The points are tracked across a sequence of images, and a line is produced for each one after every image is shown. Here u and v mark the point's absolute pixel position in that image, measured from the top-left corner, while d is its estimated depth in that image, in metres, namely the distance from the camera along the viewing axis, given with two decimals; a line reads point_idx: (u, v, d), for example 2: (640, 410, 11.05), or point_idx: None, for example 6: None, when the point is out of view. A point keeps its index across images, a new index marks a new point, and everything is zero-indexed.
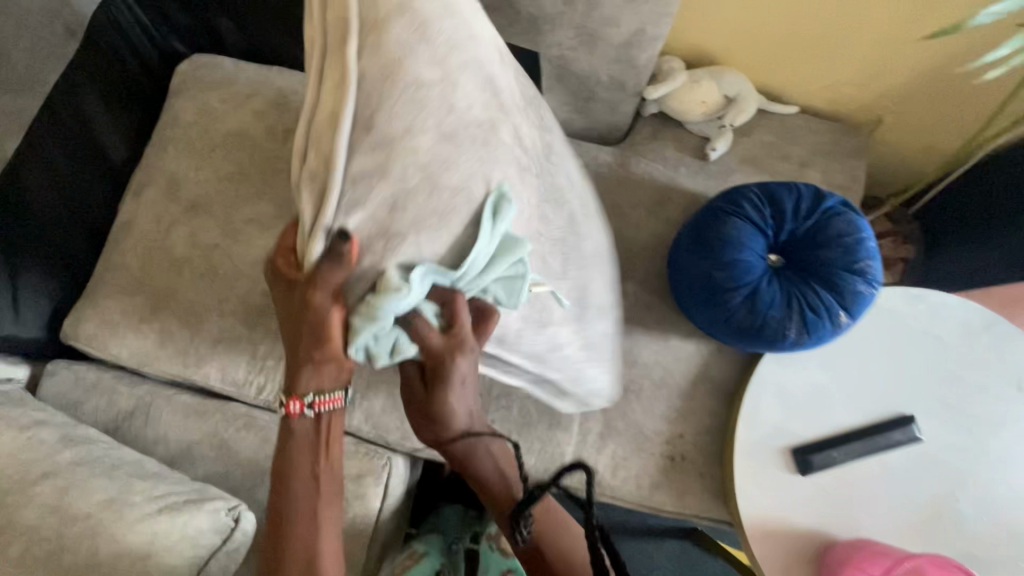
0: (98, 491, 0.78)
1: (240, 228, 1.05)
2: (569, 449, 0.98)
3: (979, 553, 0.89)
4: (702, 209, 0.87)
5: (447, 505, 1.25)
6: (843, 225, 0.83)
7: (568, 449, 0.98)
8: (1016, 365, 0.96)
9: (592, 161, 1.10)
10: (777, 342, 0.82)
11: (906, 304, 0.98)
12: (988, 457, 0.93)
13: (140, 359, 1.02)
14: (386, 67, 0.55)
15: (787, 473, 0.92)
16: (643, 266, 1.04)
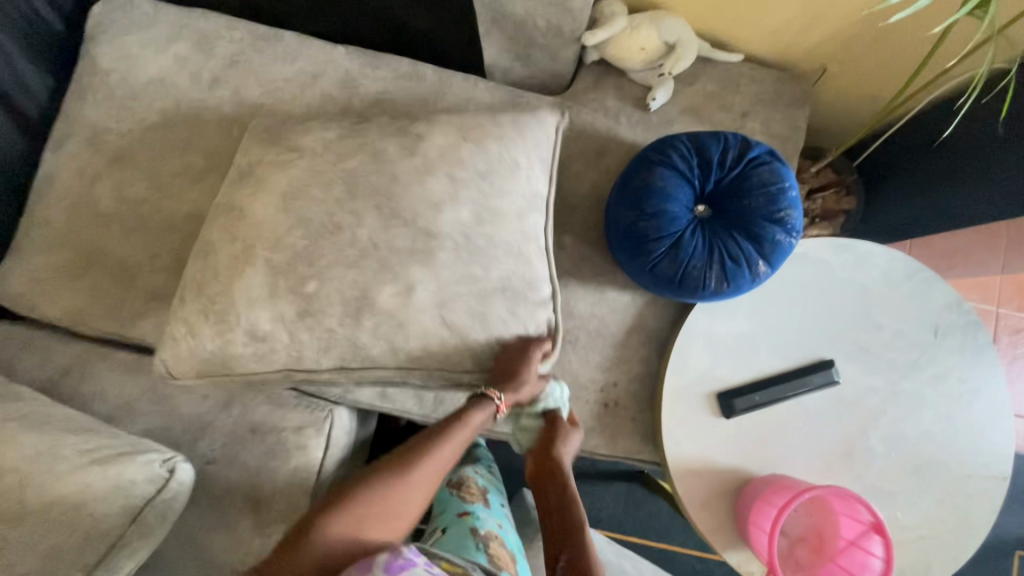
0: (26, 445, 0.78)
1: (169, 182, 1.02)
2: None
3: (883, 485, 0.96)
4: (633, 160, 0.88)
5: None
6: (767, 175, 0.84)
7: None
8: (933, 311, 1.00)
9: (532, 111, 1.08)
10: (699, 291, 0.85)
11: (834, 253, 1.00)
12: (900, 397, 0.98)
13: (71, 317, 1.01)
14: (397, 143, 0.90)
15: (711, 416, 0.96)
16: (581, 218, 1.05)
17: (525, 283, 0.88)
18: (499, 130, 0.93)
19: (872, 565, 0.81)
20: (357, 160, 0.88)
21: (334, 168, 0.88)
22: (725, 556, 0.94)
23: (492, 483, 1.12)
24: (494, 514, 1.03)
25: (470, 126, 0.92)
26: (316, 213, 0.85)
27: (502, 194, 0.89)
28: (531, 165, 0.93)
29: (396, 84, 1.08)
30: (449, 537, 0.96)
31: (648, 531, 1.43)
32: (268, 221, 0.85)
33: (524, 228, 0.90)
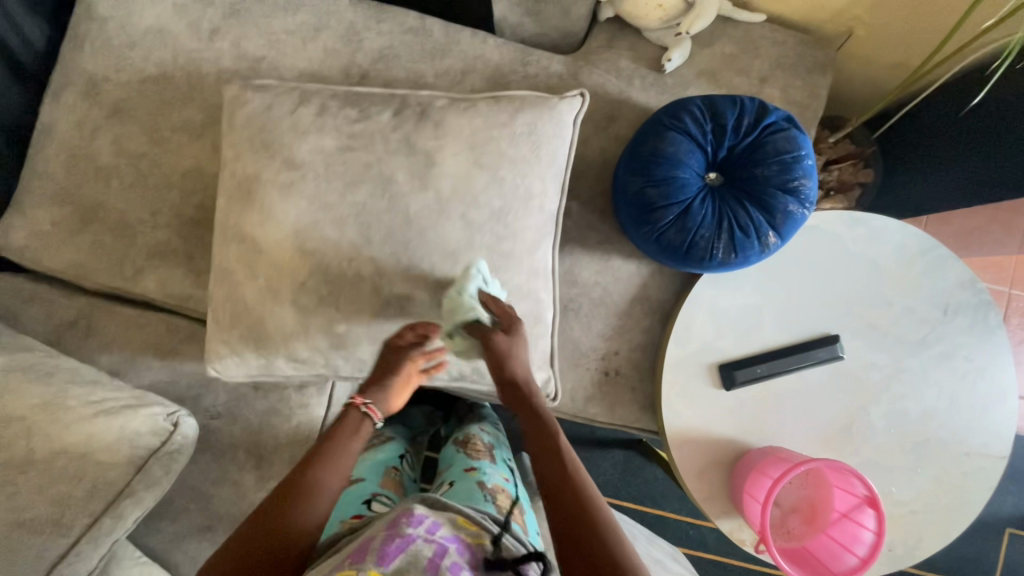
0: (32, 395, 0.79)
1: (168, 136, 1.01)
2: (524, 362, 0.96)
3: (879, 461, 0.96)
4: (644, 123, 0.85)
5: (412, 407, 1.28)
6: (783, 142, 0.81)
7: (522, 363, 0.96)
8: (944, 289, 0.98)
9: (542, 71, 1.04)
10: (705, 261, 0.83)
11: (847, 227, 0.98)
12: (903, 374, 0.97)
13: (74, 271, 1.01)
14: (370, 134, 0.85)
15: (711, 387, 0.96)
16: (588, 184, 1.02)
17: (540, 323, 0.91)
18: (515, 147, 0.87)
19: (862, 537, 0.81)
20: (361, 118, 0.86)
21: (336, 126, 0.86)
22: (717, 523, 0.95)
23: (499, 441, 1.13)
24: (500, 469, 1.03)
25: (484, 147, 0.86)
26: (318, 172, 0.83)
27: (516, 235, 0.87)
28: (548, 191, 0.89)
29: (401, 40, 1.04)
30: (457, 489, 0.95)
31: (643, 498, 1.46)
32: (269, 179, 0.84)
33: (535, 264, 0.89)
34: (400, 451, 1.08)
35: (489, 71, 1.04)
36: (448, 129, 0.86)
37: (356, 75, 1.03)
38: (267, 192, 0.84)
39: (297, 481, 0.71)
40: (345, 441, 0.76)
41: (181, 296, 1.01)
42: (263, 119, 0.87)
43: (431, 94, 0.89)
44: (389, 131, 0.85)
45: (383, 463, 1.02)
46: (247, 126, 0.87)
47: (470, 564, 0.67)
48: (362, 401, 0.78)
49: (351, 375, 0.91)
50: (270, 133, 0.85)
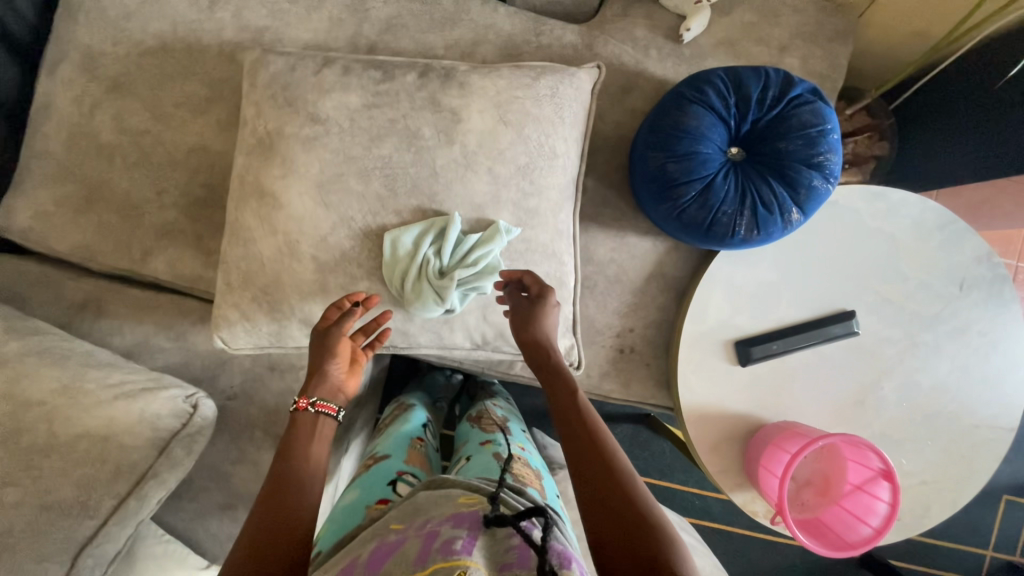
0: (50, 378, 0.79)
1: (171, 112, 0.97)
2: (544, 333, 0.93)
3: (891, 434, 0.97)
4: (666, 96, 0.83)
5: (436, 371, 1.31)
6: (808, 115, 0.79)
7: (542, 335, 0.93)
8: (960, 265, 0.98)
9: (556, 41, 1.01)
10: (726, 238, 0.82)
11: (866, 202, 0.97)
12: (917, 349, 0.98)
13: (80, 253, 0.99)
14: (386, 102, 0.82)
15: (727, 363, 0.96)
16: (604, 159, 1.00)
17: (562, 288, 0.89)
18: (538, 110, 0.85)
19: (877, 508, 0.83)
20: (374, 90, 0.82)
21: (362, 85, 0.83)
22: (732, 495, 0.97)
23: (515, 417, 1.13)
24: (516, 439, 1.02)
25: (509, 109, 0.83)
26: (331, 149, 0.81)
27: (542, 192, 0.85)
28: (571, 157, 0.88)
29: (409, 9, 1.00)
30: (474, 463, 0.94)
31: (651, 470, 1.49)
32: (280, 156, 0.81)
33: (559, 225, 0.87)
34: (423, 421, 1.09)
35: (501, 42, 1.01)
36: (464, 102, 0.83)
37: (363, 47, 0.99)
38: (291, 145, 0.81)
39: (280, 476, 0.67)
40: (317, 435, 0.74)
41: (192, 278, 0.99)
42: (271, 93, 0.84)
43: (446, 66, 0.86)
44: (404, 105, 0.82)
45: (407, 436, 1.01)
46: (254, 102, 0.84)
47: (471, 530, 0.60)
48: (307, 401, 0.75)
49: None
50: (279, 109, 0.82)
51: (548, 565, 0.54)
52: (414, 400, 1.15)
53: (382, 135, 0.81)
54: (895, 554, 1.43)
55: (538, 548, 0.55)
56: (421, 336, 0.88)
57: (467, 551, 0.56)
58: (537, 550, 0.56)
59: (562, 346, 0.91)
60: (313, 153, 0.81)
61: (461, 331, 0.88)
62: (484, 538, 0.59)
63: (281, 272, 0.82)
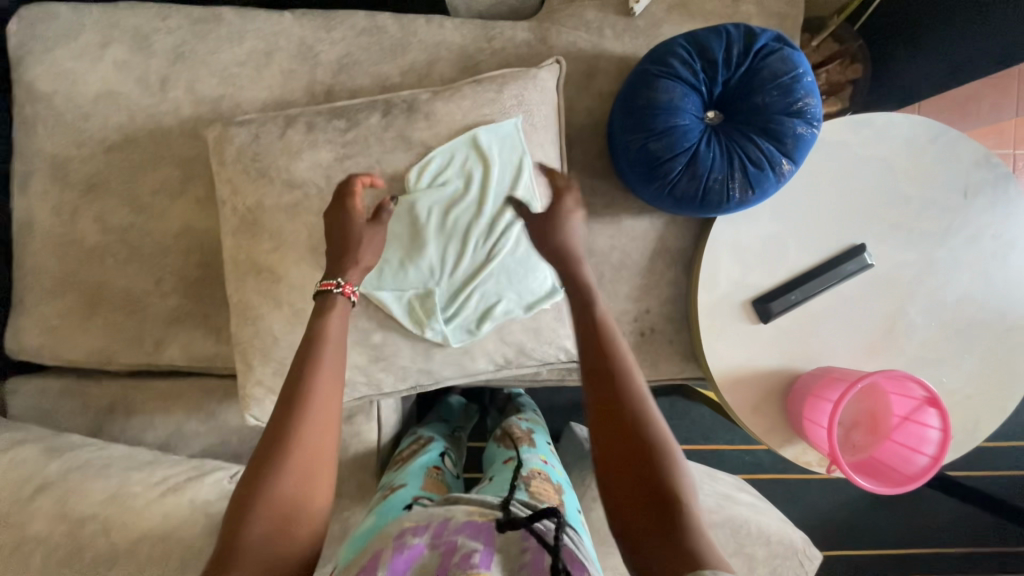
0: (97, 491, 0.80)
1: (148, 200, 0.97)
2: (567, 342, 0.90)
3: (928, 356, 0.97)
4: (632, 76, 0.82)
5: (451, 395, 1.24)
6: (778, 64, 0.77)
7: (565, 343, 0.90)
8: (960, 173, 0.96)
9: (508, 43, 1.00)
10: (722, 205, 0.81)
11: (852, 133, 0.95)
12: (934, 266, 0.96)
13: (95, 357, 1.00)
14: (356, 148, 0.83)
15: (749, 323, 0.96)
16: (583, 150, 0.99)
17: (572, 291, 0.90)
18: (505, 120, 0.85)
19: (929, 436, 0.82)
20: (342, 142, 0.83)
21: (329, 139, 0.83)
22: (782, 452, 0.97)
23: (541, 424, 1.09)
24: (538, 452, 0.95)
25: (478, 124, 0.85)
26: (314, 205, 0.82)
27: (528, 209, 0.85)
28: (551, 158, 0.88)
29: (357, 44, 1.00)
30: (495, 482, 0.87)
31: (695, 437, 1.49)
32: (265, 223, 0.82)
33: None
34: (441, 451, 0.98)
35: (455, 56, 1.00)
36: (433, 129, 0.84)
37: (320, 93, 0.99)
38: (273, 218, 0.82)
39: (268, 451, 0.58)
40: (319, 388, 0.63)
41: (209, 357, 1.00)
42: (242, 162, 0.84)
43: (408, 95, 0.86)
44: (375, 145, 0.83)
45: (422, 464, 0.90)
46: (228, 175, 0.84)
47: (487, 542, 0.57)
48: (335, 281, 0.72)
49: (395, 389, 0.90)
50: (255, 176, 0.83)
51: (562, 565, 0.54)
52: (429, 432, 1.04)
53: None
54: (955, 466, 1.43)
55: (552, 548, 0.56)
56: (445, 370, 0.88)
57: (487, 568, 0.54)
58: (552, 555, 0.56)
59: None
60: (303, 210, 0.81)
61: (483, 356, 0.88)
62: (501, 554, 0.57)
63: (293, 337, 0.82)
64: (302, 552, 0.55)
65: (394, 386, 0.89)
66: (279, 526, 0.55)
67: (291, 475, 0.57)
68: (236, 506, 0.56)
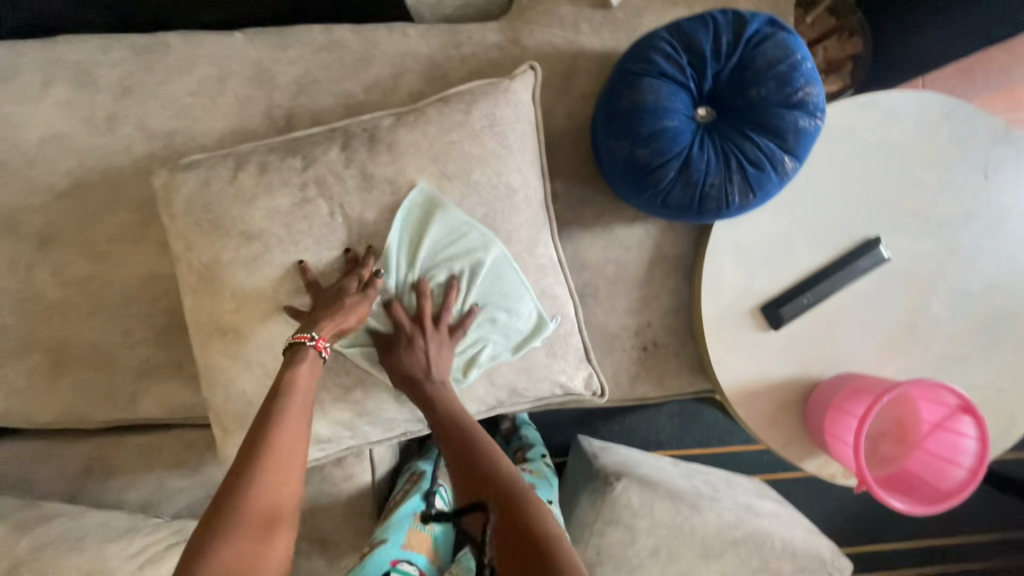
0: (71, 569, 0.74)
1: (107, 248, 0.91)
2: (562, 375, 0.84)
3: (955, 353, 0.90)
4: (612, 77, 0.74)
5: None
6: (773, 52, 0.69)
7: (561, 376, 0.84)
8: (978, 151, 0.89)
9: (478, 48, 0.92)
10: (720, 211, 0.74)
11: (858, 116, 0.87)
12: (956, 255, 0.89)
13: (67, 417, 0.94)
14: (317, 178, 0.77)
15: (759, 332, 0.89)
16: (567, 157, 0.92)
17: (565, 321, 0.84)
18: (477, 146, 0.79)
19: (964, 446, 0.75)
20: (300, 181, 0.77)
21: (286, 181, 0.77)
22: (804, 466, 0.91)
23: (548, 472, 1.06)
24: None
25: (447, 154, 0.78)
26: (278, 255, 0.75)
27: (509, 239, 0.80)
28: (530, 183, 0.82)
29: (315, 62, 0.93)
30: None
31: (710, 440, 1.43)
32: (226, 269, 0.76)
33: (540, 260, 0.82)
34: (434, 490, 0.95)
35: (421, 66, 0.93)
36: (397, 163, 0.77)
37: (280, 118, 0.92)
38: (233, 263, 0.76)
39: (226, 499, 0.56)
40: (280, 433, 0.61)
41: (187, 408, 0.94)
42: (195, 215, 0.78)
43: (369, 123, 0.81)
44: (337, 185, 0.76)
45: (410, 510, 0.90)
46: (181, 229, 0.78)
47: None
48: (308, 333, 0.69)
49: (382, 438, 0.85)
50: (209, 226, 0.77)
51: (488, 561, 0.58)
52: (424, 466, 0.99)
53: (326, 225, 0.76)
54: None
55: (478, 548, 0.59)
56: None
57: None
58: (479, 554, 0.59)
59: (582, 380, 0.86)
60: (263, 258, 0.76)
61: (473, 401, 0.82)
62: None
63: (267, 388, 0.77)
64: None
65: (382, 435, 0.84)
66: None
67: (252, 523, 0.55)
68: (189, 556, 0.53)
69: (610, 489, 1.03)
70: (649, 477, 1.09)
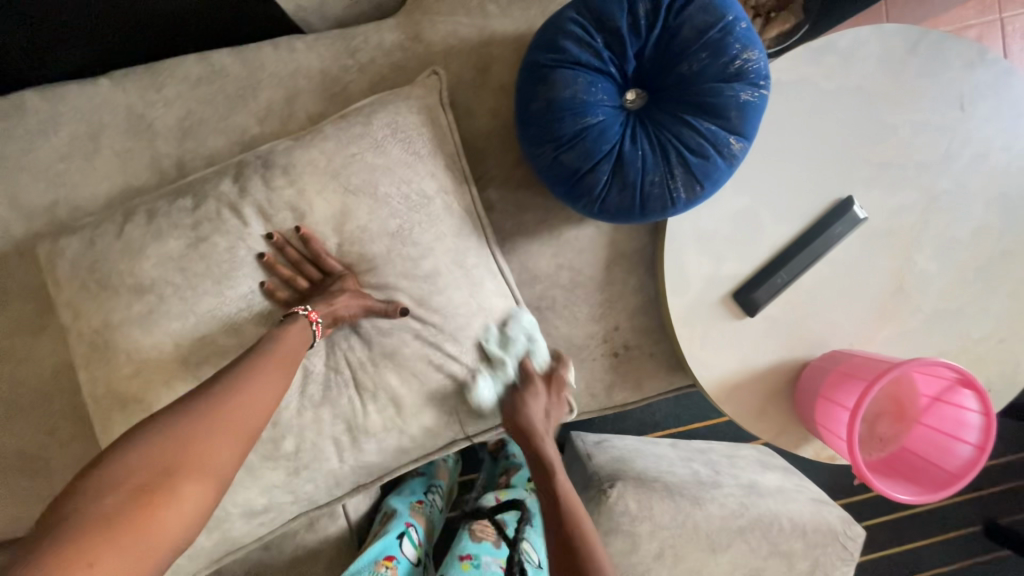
0: None
1: (9, 345, 0.81)
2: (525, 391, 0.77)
3: (948, 307, 0.82)
4: (522, 72, 0.64)
5: None
6: (699, 16, 0.59)
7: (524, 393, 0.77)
8: (951, 82, 0.79)
9: (377, 51, 0.81)
10: (667, 209, 0.65)
11: (813, 64, 0.77)
12: (938, 202, 0.80)
13: None
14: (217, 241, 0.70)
15: (734, 321, 0.81)
16: (497, 161, 0.83)
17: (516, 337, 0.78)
18: (380, 155, 0.74)
19: (966, 420, 0.69)
20: (191, 224, 0.71)
21: (176, 224, 0.71)
22: (800, 452, 0.85)
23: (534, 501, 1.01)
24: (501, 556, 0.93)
25: (348, 168, 0.73)
26: (174, 308, 0.68)
27: (429, 246, 0.74)
28: (448, 188, 0.77)
29: (197, 98, 0.81)
30: None
31: (710, 413, 1.37)
32: (130, 360, 0.68)
33: (469, 268, 0.76)
34: (401, 531, 0.90)
35: (317, 84, 0.81)
36: (294, 186, 0.72)
37: (171, 169, 0.81)
38: (140, 351, 0.68)
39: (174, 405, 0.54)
40: (253, 373, 0.59)
41: None
42: (81, 278, 0.71)
43: (264, 149, 0.75)
44: (230, 215, 0.71)
45: (372, 557, 0.85)
46: (67, 297, 0.71)
47: None
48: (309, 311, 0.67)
49: (332, 497, 0.77)
50: (96, 289, 0.69)
51: None
52: (395, 504, 0.96)
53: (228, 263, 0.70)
54: None
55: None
56: (384, 459, 0.75)
57: None
58: None
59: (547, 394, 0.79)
60: (174, 341, 0.68)
61: (425, 431, 0.75)
62: None
63: None
64: (122, 533, 0.45)
65: (329, 494, 0.76)
66: (112, 488, 0.47)
67: (172, 438, 0.51)
68: (153, 420, 0.53)
69: (605, 497, 0.98)
70: (645, 472, 1.05)
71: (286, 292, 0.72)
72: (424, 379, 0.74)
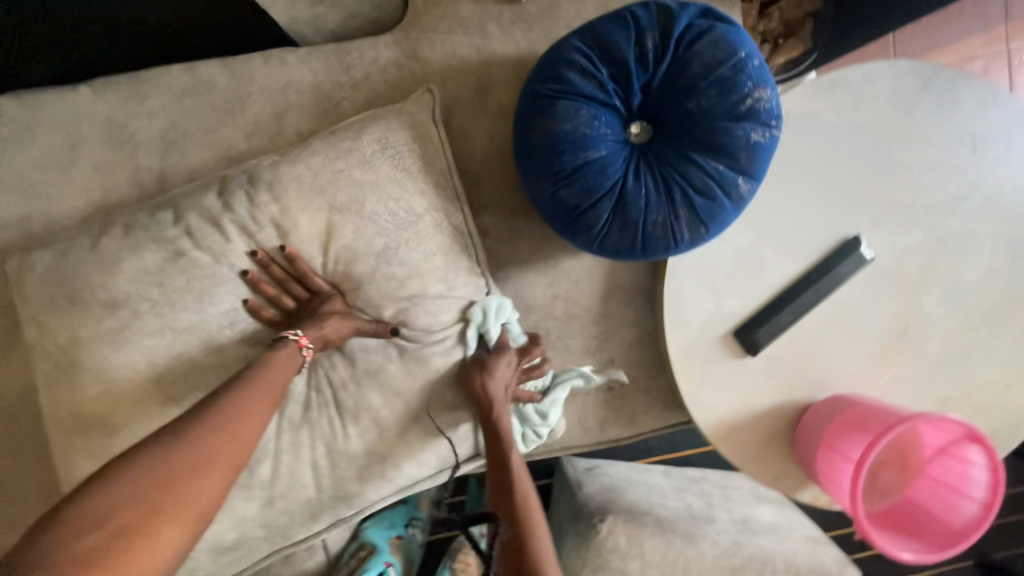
0: None
1: None
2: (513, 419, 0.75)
3: (953, 351, 0.80)
4: (523, 99, 0.61)
5: None
6: (709, 51, 0.57)
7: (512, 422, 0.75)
8: (962, 121, 0.77)
9: (371, 67, 0.79)
10: (669, 247, 0.62)
11: (823, 98, 0.75)
12: (947, 244, 0.78)
13: None
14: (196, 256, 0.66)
15: (734, 360, 0.78)
16: (493, 185, 0.80)
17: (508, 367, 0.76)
18: (370, 172, 0.70)
19: (973, 475, 0.66)
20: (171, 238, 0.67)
21: (153, 237, 0.67)
22: (797, 496, 0.82)
23: None
24: None
25: (335, 184, 0.69)
26: (149, 321, 0.65)
27: (418, 270, 0.71)
28: (438, 207, 0.74)
29: (182, 109, 0.78)
30: None
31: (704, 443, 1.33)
32: (98, 386, 0.64)
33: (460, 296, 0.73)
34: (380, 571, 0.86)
35: (308, 99, 0.78)
36: (279, 204, 0.68)
37: (152, 182, 0.78)
38: (107, 377, 0.64)
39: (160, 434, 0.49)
40: (243, 400, 0.55)
41: None
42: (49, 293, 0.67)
43: (251, 164, 0.72)
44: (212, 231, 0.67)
45: None
46: (32, 318, 0.66)
47: None
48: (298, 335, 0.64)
49: (309, 533, 0.73)
50: (64, 304, 0.65)
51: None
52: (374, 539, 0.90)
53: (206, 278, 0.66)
54: None
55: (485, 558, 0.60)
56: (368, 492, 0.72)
57: None
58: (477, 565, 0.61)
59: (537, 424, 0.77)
60: (147, 368, 0.65)
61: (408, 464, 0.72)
62: None
63: None
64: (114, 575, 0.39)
65: (306, 530, 0.72)
66: (89, 526, 0.40)
67: (167, 466, 0.45)
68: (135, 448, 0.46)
69: (594, 532, 0.95)
70: (636, 506, 1.01)
71: (272, 311, 0.69)
72: (410, 410, 0.71)
